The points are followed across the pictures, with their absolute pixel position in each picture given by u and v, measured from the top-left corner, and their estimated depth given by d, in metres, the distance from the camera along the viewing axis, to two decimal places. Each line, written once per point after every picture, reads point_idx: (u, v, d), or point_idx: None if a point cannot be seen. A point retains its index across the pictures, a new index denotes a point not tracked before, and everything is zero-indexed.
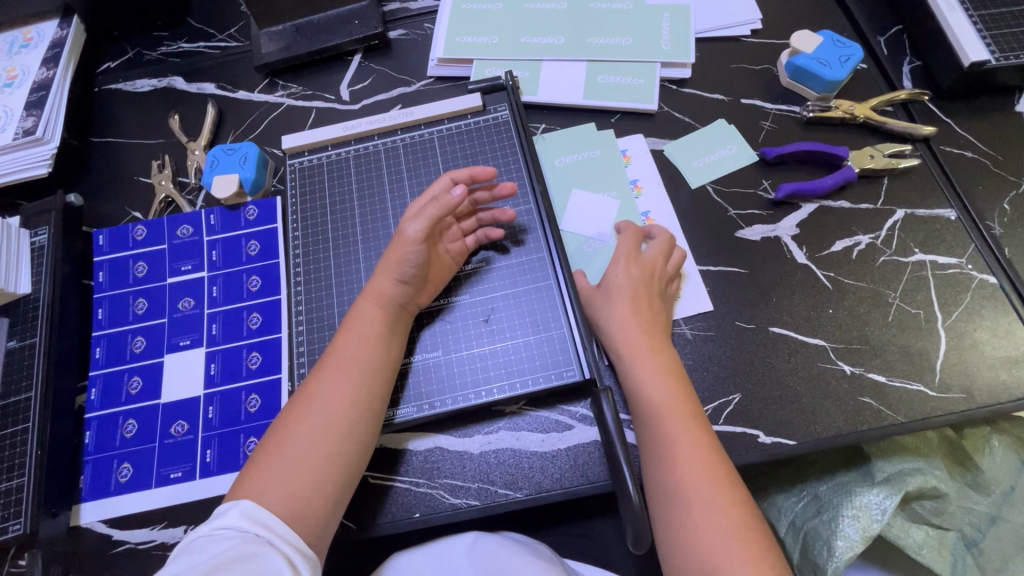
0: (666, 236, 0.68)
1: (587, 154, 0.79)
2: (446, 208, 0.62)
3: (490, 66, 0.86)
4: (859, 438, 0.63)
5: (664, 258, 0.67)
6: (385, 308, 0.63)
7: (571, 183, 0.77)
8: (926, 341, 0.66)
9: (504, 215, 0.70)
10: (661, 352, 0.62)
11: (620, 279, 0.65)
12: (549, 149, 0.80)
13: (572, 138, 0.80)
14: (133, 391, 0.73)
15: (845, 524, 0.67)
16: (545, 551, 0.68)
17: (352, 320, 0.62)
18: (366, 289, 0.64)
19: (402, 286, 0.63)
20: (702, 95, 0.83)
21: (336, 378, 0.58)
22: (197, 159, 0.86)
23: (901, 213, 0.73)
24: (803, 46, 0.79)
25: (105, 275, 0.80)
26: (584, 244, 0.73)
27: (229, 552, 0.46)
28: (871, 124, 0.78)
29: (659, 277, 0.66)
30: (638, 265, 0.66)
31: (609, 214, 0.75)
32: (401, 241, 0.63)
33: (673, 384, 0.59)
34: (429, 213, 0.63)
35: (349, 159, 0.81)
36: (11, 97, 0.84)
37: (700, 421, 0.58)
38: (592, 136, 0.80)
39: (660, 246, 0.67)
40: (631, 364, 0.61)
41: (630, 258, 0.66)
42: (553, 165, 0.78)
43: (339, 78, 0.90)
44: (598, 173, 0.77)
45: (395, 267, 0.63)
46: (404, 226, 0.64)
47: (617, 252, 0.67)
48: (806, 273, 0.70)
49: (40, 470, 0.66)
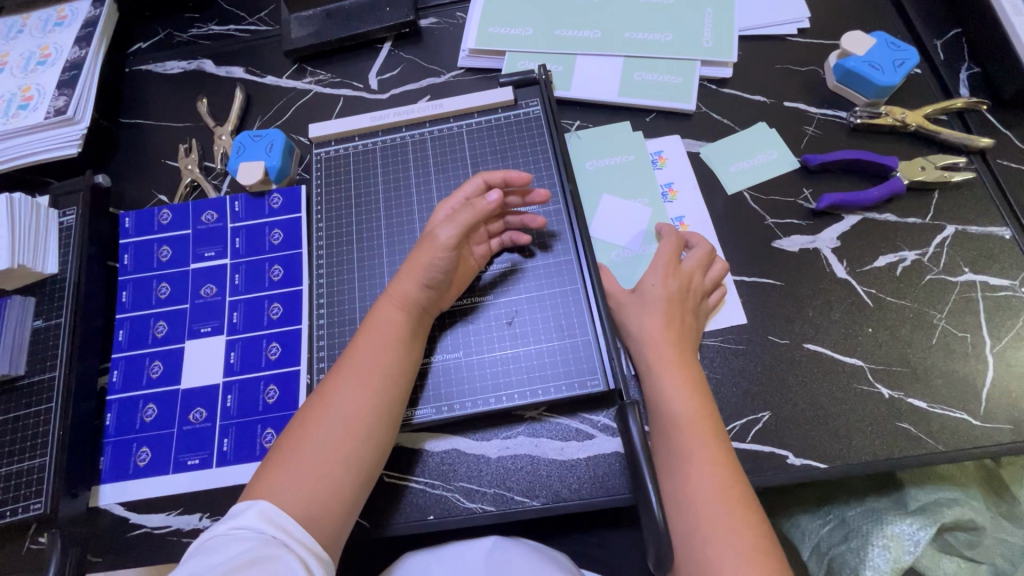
0: (705, 248, 0.66)
1: (620, 158, 0.76)
2: (481, 215, 0.61)
3: (523, 59, 0.84)
4: (896, 466, 0.60)
5: (702, 271, 0.65)
6: (408, 311, 0.61)
7: (602, 188, 0.75)
8: (972, 367, 0.63)
9: (534, 223, 0.68)
10: (690, 368, 0.59)
11: (657, 288, 0.63)
12: (581, 152, 0.77)
13: (604, 141, 0.77)
14: (154, 375, 0.73)
15: (874, 554, 0.66)
16: (561, 560, 0.66)
17: (373, 321, 0.61)
18: (389, 290, 0.62)
19: (427, 290, 0.61)
20: (743, 97, 0.79)
21: (355, 380, 0.57)
22: (223, 144, 0.85)
23: (951, 229, 0.69)
24: (854, 48, 0.75)
25: (130, 257, 0.80)
26: (613, 252, 0.71)
27: (245, 555, 0.46)
28: (922, 134, 0.74)
29: (694, 291, 0.64)
30: (677, 278, 0.63)
31: (640, 220, 0.72)
32: (431, 245, 0.61)
33: (699, 402, 0.57)
34: (463, 219, 0.61)
35: (376, 151, 0.80)
36: (44, 76, 0.84)
37: (723, 443, 0.55)
38: (625, 138, 0.77)
39: (698, 258, 0.65)
40: (657, 376, 0.59)
41: (671, 269, 0.64)
42: (583, 168, 0.76)
43: (368, 66, 0.89)
44: (629, 179, 0.75)
45: (420, 270, 0.61)
46: (435, 229, 0.62)
47: (656, 259, 0.65)
48: (846, 289, 0.67)
49: (61, 451, 0.67)
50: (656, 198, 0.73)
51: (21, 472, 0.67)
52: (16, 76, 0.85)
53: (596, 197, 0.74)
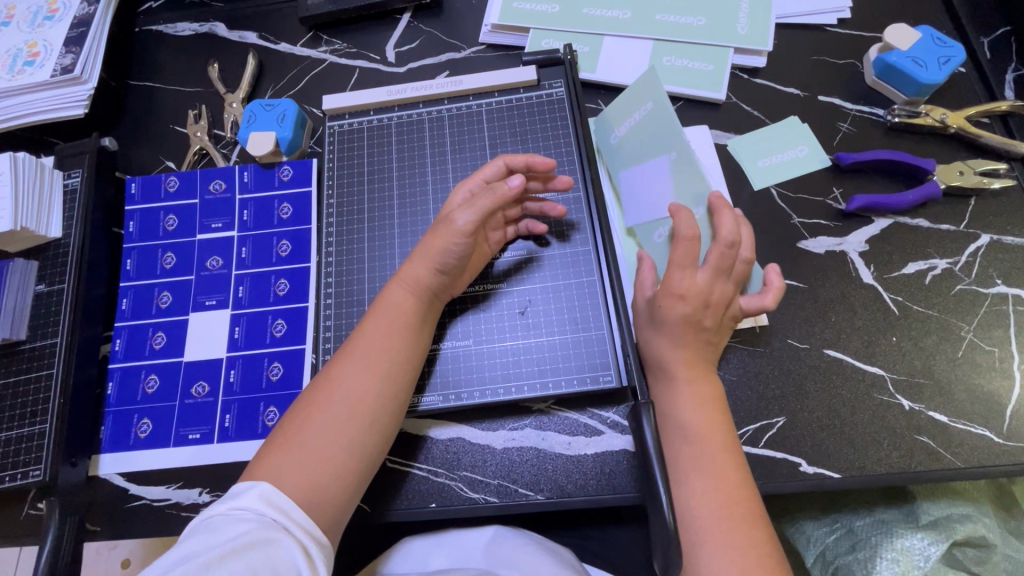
0: (721, 247, 0.56)
1: (638, 113, 0.66)
2: (502, 200, 0.59)
3: (547, 37, 0.80)
4: (912, 480, 0.58)
5: (721, 282, 0.57)
6: (419, 296, 0.60)
7: (627, 162, 0.68)
8: (998, 382, 0.61)
9: (554, 211, 0.66)
10: (706, 381, 0.57)
11: (668, 311, 0.57)
12: (605, 128, 0.71)
13: (621, 103, 0.68)
14: (157, 346, 0.72)
15: (882, 565, 0.65)
16: (562, 554, 0.66)
17: (382, 304, 0.59)
18: (399, 273, 0.61)
19: (440, 276, 0.60)
20: (776, 88, 0.76)
21: (361, 365, 0.56)
22: (234, 112, 0.83)
23: (985, 238, 0.67)
24: (898, 42, 0.71)
25: (135, 224, 0.78)
26: (652, 232, 0.65)
27: (244, 537, 0.45)
28: (963, 136, 0.71)
29: (714, 308, 0.57)
30: (689, 302, 0.56)
31: (664, 192, 0.63)
32: (447, 229, 0.59)
33: (711, 416, 0.55)
34: (482, 205, 0.58)
35: (391, 126, 0.77)
36: (50, 32, 0.81)
37: (738, 458, 0.54)
38: (639, 87, 0.66)
39: (714, 266, 0.57)
40: (674, 383, 0.57)
41: (686, 290, 0.56)
42: (610, 145, 0.71)
43: (386, 37, 0.85)
44: (652, 135, 0.64)
45: (433, 255, 0.59)
46: (451, 215, 0.60)
47: (667, 285, 0.57)
48: (871, 295, 0.65)
49: (61, 419, 0.66)
50: (682, 146, 0.60)
51: (21, 438, 0.66)
52: (23, 31, 0.82)
53: (627, 175, 0.68)
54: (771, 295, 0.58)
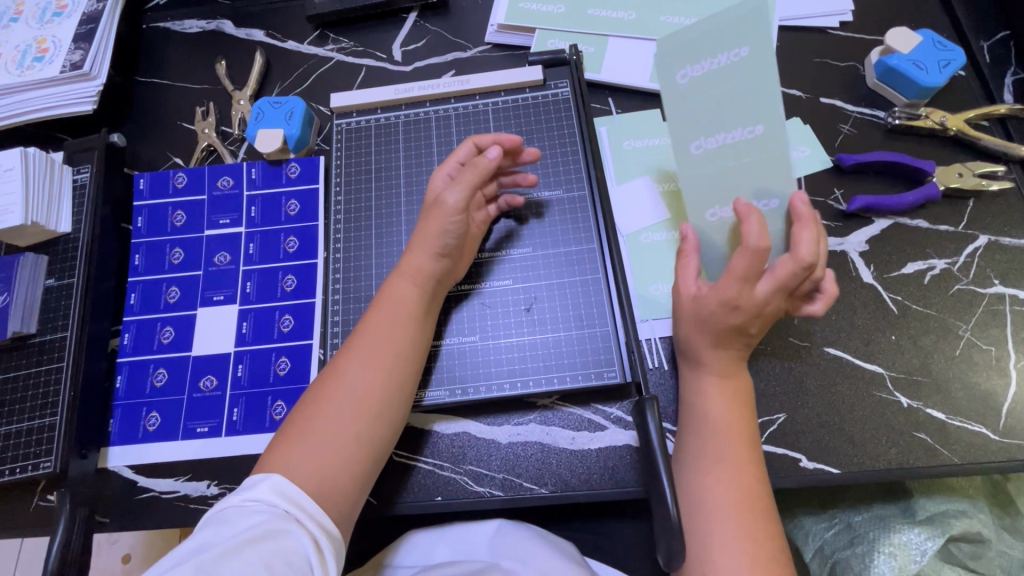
0: (796, 264, 0.52)
1: (728, 57, 0.55)
2: (484, 172, 0.61)
3: (553, 38, 0.81)
4: (909, 475, 0.59)
5: (780, 296, 0.54)
6: (420, 286, 0.60)
7: (696, 114, 0.57)
8: (995, 381, 0.62)
9: (525, 180, 0.67)
10: (738, 378, 0.58)
11: (717, 318, 0.55)
12: (668, 60, 0.58)
13: (703, 33, 0.55)
14: (165, 340, 0.73)
15: (880, 560, 0.67)
16: (565, 548, 0.67)
17: (386, 297, 0.60)
18: (401, 265, 0.62)
19: (440, 261, 0.61)
20: (778, 90, 0.77)
21: (367, 357, 0.57)
22: (241, 109, 0.83)
23: (983, 239, 0.68)
24: (897, 46, 0.73)
25: (143, 220, 0.78)
26: (709, 210, 0.59)
27: (257, 528, 0.46)
28: (962, 139, 0.72)
29: (764, 318, 0.55)
30: (739, 313, 0.54)
31: (738, 167, 0.56)
32: (440, 211, 0.60)
33: (738, 413, 0.56)
34: (467, 180, 0.60)
35: (398, 124, 0.78)
36: (59, 28, 0.82)
37: (755, 456, 0.55)
38: (735, 25, 0.54)
39: (776, 281, 0.53)
40: (706, 377, 0.58)
41: (742, 300, 0.54)
42: (674, 86, 0.58)
43: (393, 36, 0.86)
44: (738, 93, 0.55)
45: (431, 243, 0.60)
46: (438, 196, 0.62)
47: (722, 293, 0.54)
48: (871, 294, 0.66)
49: (71, 412, 0.67)
50: (777, 122, 0.53)
51: (31, 431, 0.67)
52: (31, 27, 0.83)
53: (691, 130, 0.58)
54: (823, 301, 0.58)
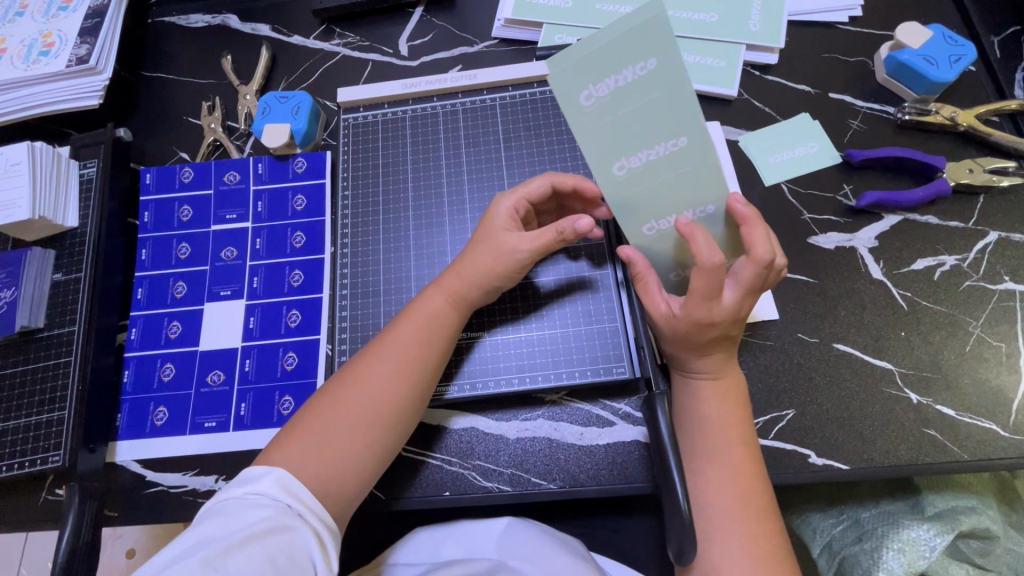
0: (756, 270, 0.52)
1: (634, 71, 0.43)
2: (566, 239, 0.59)
3: (560, 32, 0.80)
4: (918, 471, 0.59)
5: (749, 300, 0.54)
6: (456, 305, 0.60)
7: (614, 134, 0.46)
8: (1005, 377, 0.62)
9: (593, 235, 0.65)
10: (733, 375, 0.58)
11: (695, 335, 0.55)
12: (564, 81, 0.44)
13: (607, 44, 0.42)
14: (172, 335, 0.73)
15: (889, 556, 0.67)
16: (573, 544, 0.67)
17: (417, 310, 0.60)
18: (439, 281, 0.61)
19: (483, 294, 0.60)
20: (787, 85, 0.76)
21: (393, 368, 0.57)
22: (248, 104, 0.83)
23: (994, 235, 0.67)
24: (908, 40, 0.72)
25: (150, 215, 0.78)
26: (645, 224, 0.53)
27: (261, 524, 0.46)
28: (973, 134, 0.72)
29: (739, 323, 0.55)
30: (713, 328, 0.54)
31: (667, 185, 0.49)
32: (501, 254, 0.59)
33: (734, 411, 0.56)
34: (545, 241, 0.59)
35: (405, 119, 0.77)
36: (65, 22, 0.82)
37: (754, 453, 0.55)
38: (641, 33, 0.41)
39: (742, 288, 0.53)
40: (696, 379, 0.58)
41: (715, 317, 0.53)
42: (578, 110, 0.45)
43: (399, 30, 0.86)
44: (655, 109, 0.44)
45: (479, 270, 0.60)
46: (508, 239, 0.60)
47: (691, 314, 0.54)
48: (881, 290, 0.66)
49: (79, 407, 0.67)
50: (701, 131, 0.46)
51: (39, 425, 0.67)
52: (37, 21, 0.83)
53: (609, 152, 0.47)
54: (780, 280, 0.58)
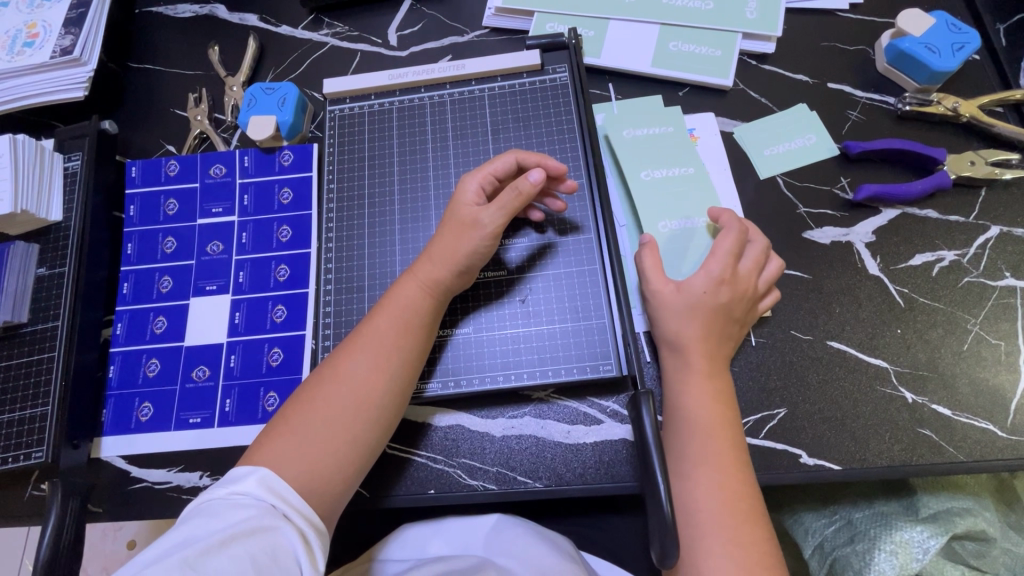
0: (763, 244, 0.61)
1: None
2: (526, 197, 0.58)
3: (552, 21, 0.79)
4: (913, 473, 0.58)
5: (756, 274, 0.60)
6: (432, 292, 0.59)
7: None
8: (1003, 377, 0.60)
9: (555, 207, 0.65)
10: (719, 378, 0.57)
11: (709, 300, 0.58)
12: None
13: None
14: (157, 331, 0.72)
15: (881, 558, 0.66)
16: (561, 543, 0.66)
17: (393, 299, 0.59)
18: (414, 269, 0.60)
19: (457, 276, 0.59)
20: (784, 74, 0.74)
21: (372, 359, 0.56)
22: (235, 96, 0.82)
23: (995, 230, 0.66)
24: (910, 28, 0.69)
25: (136, 209, 0.77)
26: None
27: (243, 524, 0.45)
28: (975, 125, 0.69)
29: (744, 299, 0.59)
30: (729, 288, 0.58)
31: None
32: (472, 230, 0.59)
33: (721, 412, 0.55)
34: (506, 203, 0.58)
35: (392, 111, 0.76)
36: (49, 12, 0.80)
37: (742, 454, 0.54)
38: None
39: (754, 257, 0.60)
40: (688, 377, 0.57)
41: (727, 278, 0.58)
42: None
43: (389, 20, 0.84)
44: None
45: (453, 256, 0.59)
46: (473, 214, 0.59)
47: (709, 268, 0.58)
48: (877, 286, 0.64)
49: (63, 403, 0.66)
50: None
51: (23, 421, 0.66)
52: (22, 12, 0.81)
53: None
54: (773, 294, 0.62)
